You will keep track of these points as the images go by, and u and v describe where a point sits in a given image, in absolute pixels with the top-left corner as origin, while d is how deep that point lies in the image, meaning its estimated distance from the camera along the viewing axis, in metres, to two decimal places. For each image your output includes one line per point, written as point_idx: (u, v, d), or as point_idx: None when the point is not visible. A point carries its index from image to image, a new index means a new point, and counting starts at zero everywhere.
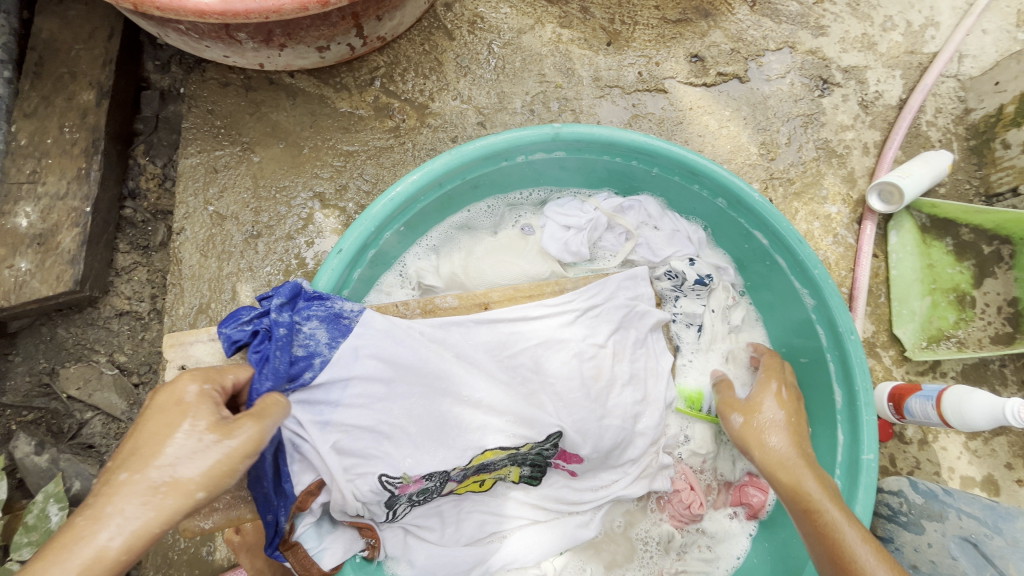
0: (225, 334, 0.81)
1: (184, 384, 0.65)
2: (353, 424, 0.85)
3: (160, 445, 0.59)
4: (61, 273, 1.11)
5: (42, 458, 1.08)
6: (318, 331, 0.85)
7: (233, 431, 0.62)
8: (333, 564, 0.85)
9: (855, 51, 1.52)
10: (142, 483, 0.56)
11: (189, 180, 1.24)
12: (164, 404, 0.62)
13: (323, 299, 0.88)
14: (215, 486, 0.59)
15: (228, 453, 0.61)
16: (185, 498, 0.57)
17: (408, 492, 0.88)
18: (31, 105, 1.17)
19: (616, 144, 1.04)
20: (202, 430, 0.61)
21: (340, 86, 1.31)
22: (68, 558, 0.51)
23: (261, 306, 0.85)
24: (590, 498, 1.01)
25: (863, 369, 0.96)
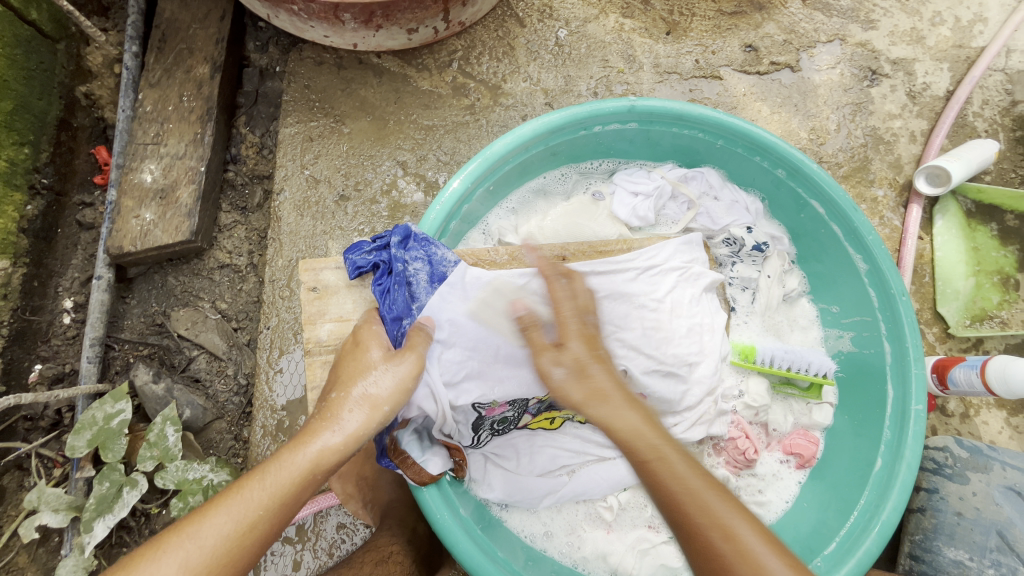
0: (352, 259, 0.95)
1: (363, 329, 0.88)
2: (447, 356, 0.91)
3: (356, 374, 0.82)
4: (179, 224, 1.25)
5: (159, 387, 1.21)
6: (420, 274, 0.94)
7: (399, 359, 0.83)
8: (439, 470, 0.93)
9: (905, 44, 1.59)
10: (351, 398, 0.80)
11: (287, 147, 1.38)
12: (353, 349, 0.86)
13: (428, 244, 0.96)
14: (397, 402, 0.82)
15: (401, 376, 0.82)
16: (381, 409, 0.80)
17: (492, 416, 0.98)
18: (155, 76, 1.31)
19: (685, 118, 1.14)
20: (379, 362, 0.83)
21: (422, 66, 1.44)
22: (314, 448, 0.75)
23: (380, 242, 0.97)
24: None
25: (913, 327, 1.04)
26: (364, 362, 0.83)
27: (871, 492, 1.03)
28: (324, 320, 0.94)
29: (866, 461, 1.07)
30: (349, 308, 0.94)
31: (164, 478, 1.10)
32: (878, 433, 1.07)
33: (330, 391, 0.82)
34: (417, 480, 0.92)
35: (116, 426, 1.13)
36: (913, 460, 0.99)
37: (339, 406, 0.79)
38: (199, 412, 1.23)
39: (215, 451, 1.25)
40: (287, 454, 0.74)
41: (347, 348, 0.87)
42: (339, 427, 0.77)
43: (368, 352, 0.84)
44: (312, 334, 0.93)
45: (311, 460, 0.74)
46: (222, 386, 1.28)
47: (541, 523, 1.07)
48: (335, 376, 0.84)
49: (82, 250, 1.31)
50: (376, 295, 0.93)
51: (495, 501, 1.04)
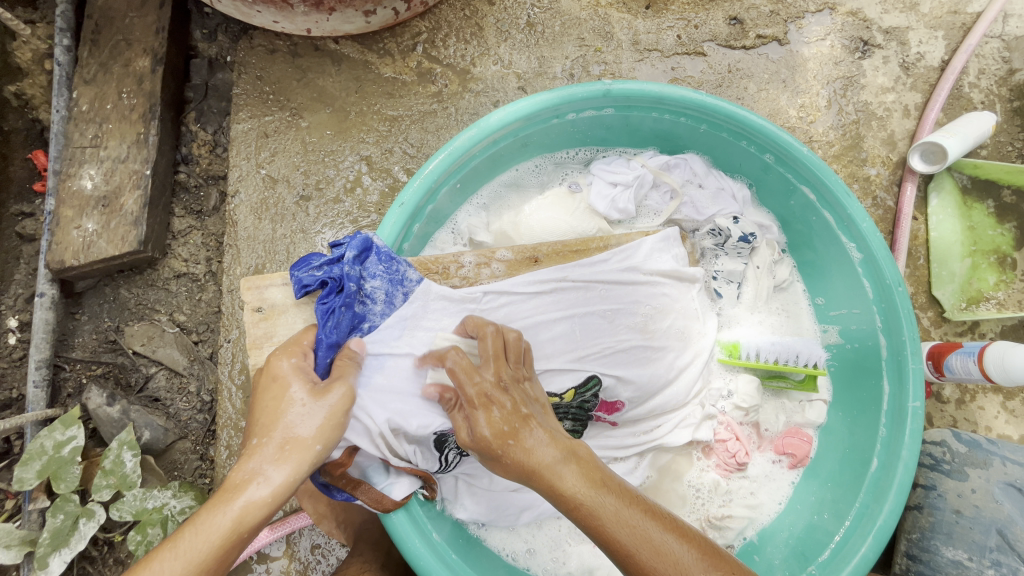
0: (298, 274, 0.86)
1: (277, 363, 0.78)
2: (403, 377, 0.87)
3: (277, 414, 0.73)
4: (125, 233, 1.16)
5: (114, 409, 1.14)
6: (378, 292, 0.88)
7: (327, 394, 0.77)
8: (404, 494, 0.88)
9: (898, 12, 1.50)
10: (273, 445, 0.71)
11: (241, 145, 1.28)
12: (267, 387, 0.76)
13: (390, 260, 0.90)
14: (328, 439, 0.75)
15: (329, 412, 0.76)
16: (310, 449, 0.73)
17: None
18: (90, 72, 1.20)
19: (665, 101, 1.06)
20: (304, 398, 0.75)
21: (383, 51, 1.33)
22: (240, 505, 0.67)
23: (333, 255, 0.88)
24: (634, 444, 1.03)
25: (910, 319, 0.98)
26: (288, 398, 0.75)
27: (867, 493, 0.98)
28: (272, 343, 0.86)
29: (862, 460, 1.02)
30: (301, 328, 0.87)
31: (121, 509, 1.03)
32: (874, 431, 1.01)
33: (249, 435, 0.73)
34: (380, 508, 0.86)
35: (68, 454, 1.06)
36: (911, 461, 0.94)
37: (259, 454, 0.70)
38: (160, 434, 1.16)
39: (180, 473, 1.19)
40: (206, 517, 0.65)
41: (260, 382, 0.77)
42: (260, 477, 0.69)
43: (289, 387, 0.76)
44: (260, 359, 0.86)
45: (236, 517, 0.66)
46: (184, 404, 1.21)
47: (522, 540, 1.02)
48: (251, 417, 0.75)
49: (25, 264, 1.22)
50: (319, 316, 0.84)
51: (471, 521, 1.00)
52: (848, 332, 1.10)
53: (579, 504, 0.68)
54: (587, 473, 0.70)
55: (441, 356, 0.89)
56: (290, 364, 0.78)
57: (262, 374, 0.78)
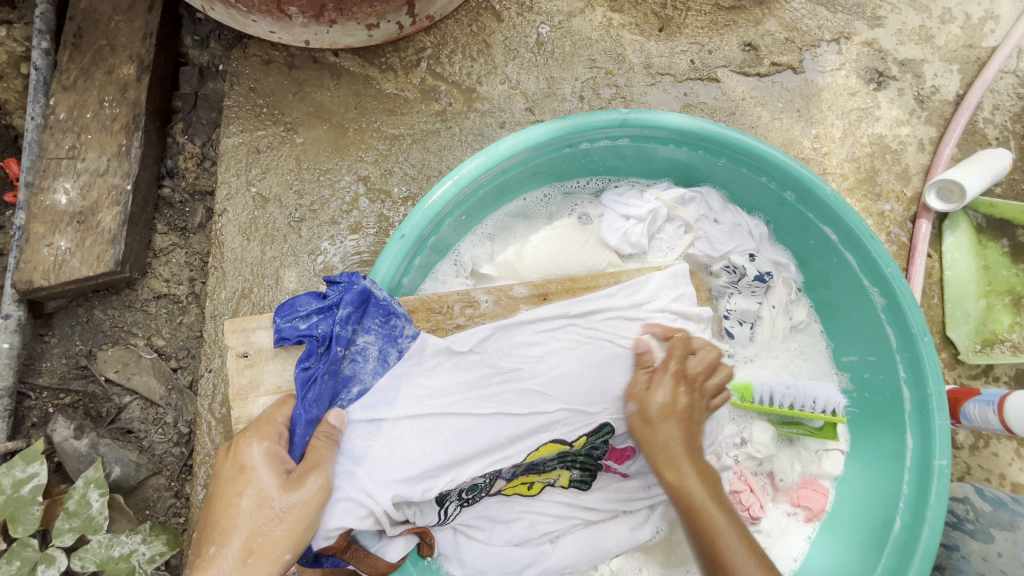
0: (283, 324, 0.79)
1: (247, 449, 0.72)
2: (403, 428, 0.81)
3: (237, 517, 0.69)
4: (102, 253, 1.08)
5: (82, 443, 1.05)
6: (370, 349, 0.82)
7: (302, 485, 0.71)
8: (400, 555, 0.82)
9: (913, 43, 1.46)
10: (232, 555, 0.67)
11: (230, 161, 1.20)
12: (232, 480, 0.71)
13: (387, 313, 0.83)
14: (298, 544, 0.69)
15: (298, 510, 0.70)
16: (275, 558, 0.68)
17: (461, 486, 0.84)
18: (70, 78, 1.12)
19: (684, 133, 1.01)
20: (272, 496, 0.70)
21: (385, 66, 1.27)
22: None
23: (324, 303, 0.81)
24: (643, 495, 0.98)
25: (936, 371, 0.93)
26: (255, 492, 0.70)
27: (889, 556, 0.93)
28: (257, 393, 0.80)
29: (884, 519, 0.96)
30: (289, 375, 0.81)
31: (83, 558, 0.94)
32: (896, 488, 0.96)
33: (206, 542, 0.69)
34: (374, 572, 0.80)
35: (27, 494, 0.97)
36: (937, 524, 0.89)
37: (217, 565, 0.67)
38: (131, 470, 1.08)
39: (152, 512, 1.10)
40: None
41: (225, 471, 0.72)
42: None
43: (255, 480, 0.71)
44: (242, 411, 0.79)
45: None
46: (159, 436, 1.13)
47: None
48: (208, 518, 0.70)
49: None
50: (299, 383, 0.77)
51: None
52: (861, 380, 1.06)
53: (700, 511, 0.80)
54: (718, 495, 0.82)
55: (444, 413, 0.83)
56: (260, 452, 0.72)
57: (225, 459, 0.74)
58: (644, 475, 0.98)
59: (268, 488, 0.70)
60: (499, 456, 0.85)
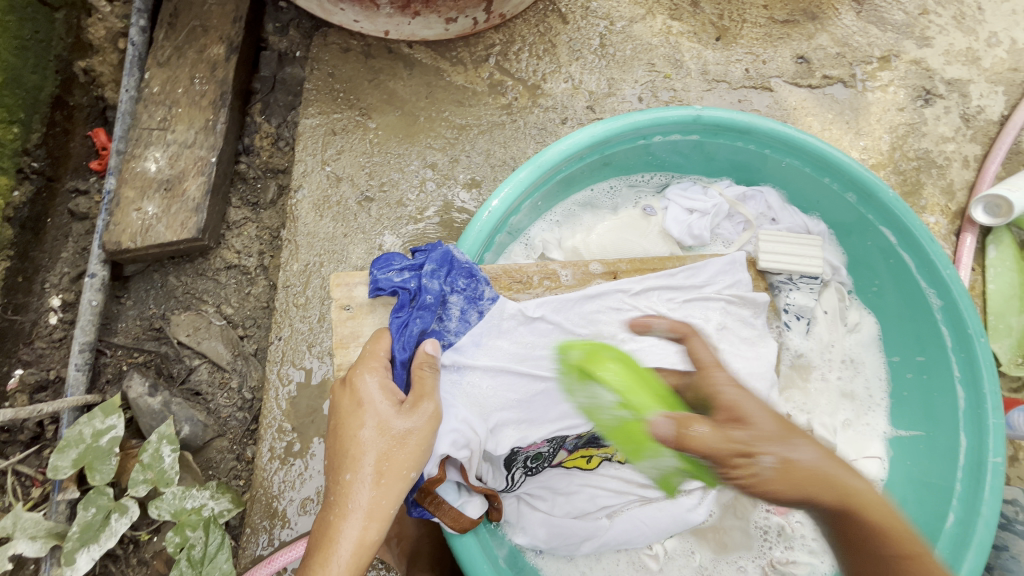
0: (377, 276, 0.85)
1: (361, 380, 0.75)
2: (480, 387, 0.85)
3: (362, 444, 0.71)
4: (185, 220, 1.13)
5: (156, 400, 1.10)
6: (454, 308, 0.86)
7: (418, 411, 0.74)
8: (478, 513, 0.84)
9: (959, 64, 1.48)
10: (362, 478, 0.70)
11: (307, 140, 1.26)
12: (349, 411, 0.74)
13: (471, 276, 0.88)
14: (420, 464, 0.72)
15: (417, 434, 0.73)
16: (403, 477, 0.71)
17: (527, 453, 0.88)
18: (164, 54, 1.18)
19: (753, 132, 1.06)
20: (391, 419, 0.73)
21: (456, 60, 1.33)
22: (339, 552, 0.67)
23: (415, 262, 0.87)
24: (698, 477, 0.99)
25: (992, 371, 0.96)
26: (376, 421, 0.72)
27: (944, 548, 0.95)
28: (357, 343, 0.85)
29: (936, 516, 0.98)
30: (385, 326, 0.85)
31: (158, 507, 0.98)
32: (949, 485, 0.98)
33: (339, 470, 0.71)
34: (456, 527, 0.83)
35: (106, 444, 1.00)
36: (992, 518, 0.91)
37: (356, 490, 0.69)
38: (199, 430, 1.11)
39: (215, 473, 1.13)
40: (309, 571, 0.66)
41: (343, 404, 0.75)
42: (359, 512, 0.69)
43: (375, 409, 0.73)
44: (345, 359, 0.84)
45: (335, 564, 0.66)
46: (225, 400, 1.16)
47: (580, 571, 0.98)
48: (335, 451, 0.73)
49: (73, 243, 1.19)
50: (393, 331, 0.82)
51: (529, 547, 0.96)
52: (903, 379, 1.11)
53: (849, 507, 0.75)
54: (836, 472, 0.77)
55: (517, 376, 0.86)
56: (375, 381, 0.75)
57: (339, 392, 0.76)
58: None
59: (386, 416, 0.73)
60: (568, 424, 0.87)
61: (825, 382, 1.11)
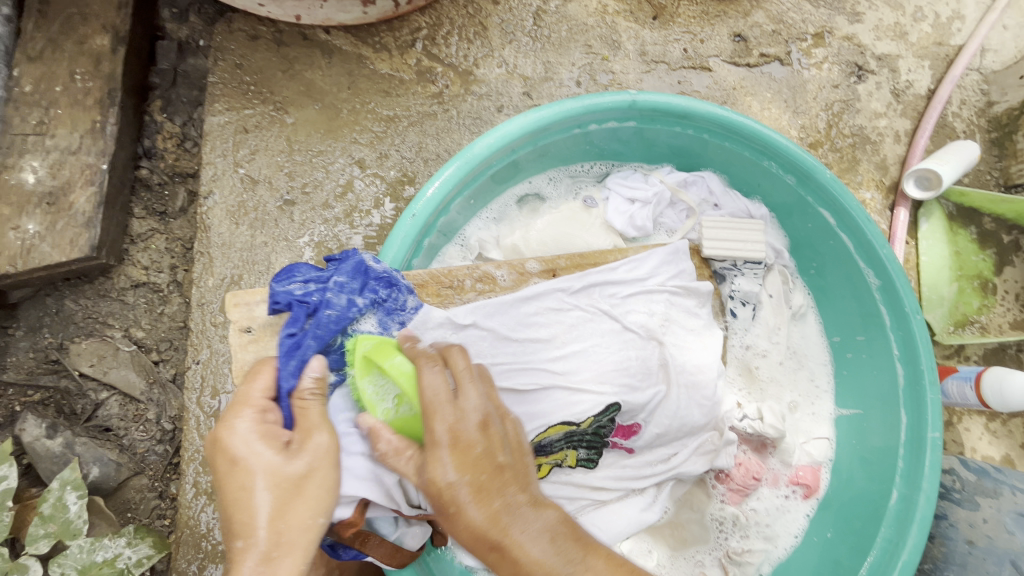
0: (277, 289, 0.77)
1: (232, 431, 0.65)
2: None
3: (249, 503, 0.62)
4: (75, 237, 1.00)
5: (54, 444, 0.99)
6: (367, 324, 0.79)
7: (309, 449, 0.66)
8: (417, 544, 0.80)
9: (888, 40, 1.49)
10: (257, 543, 0.61)
11: (216, 140, 1.14)
12: (227, 469, 0.64)
13: (388, 287, 0.81)
14: (327, 507, 0.66)
15: (315, 474, 0.65)
16: (308, 526, 0.64)
17: None
18: (35, 47, 1.03)
19: (690, 116, 1.03)
20: (279, 468, 0.64)
21: (379, 45, 1.22)
22: None
23: (322, 272, 0.80)
24: (651, 473, 0.97)
25: (928, 347, 0.97)
26: (260, 473, 0.63)
27: (890, 527, 0.95)
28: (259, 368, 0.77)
29: (880, 493, 0.99)
30: None
31: (64, 564, 0.87)
32: (892, 462, 0.99)
33: (229, 539, 0.62)
34: (393, 562, 0.78)
35: None
36: (932, 493, 0.93)
37: (251, 560, 0.60)
38: (111, 470, 1.01)
39: (135, 515, 1.03)
40: None
41: (217, 464, 0.64)
42: None
43: (255, 461, 0.63)
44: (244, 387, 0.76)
45: None
46: (140, 434, 1.06)
47: None
48: (222, 518, 0.63)
49: None
50: (284, 351, 0.73)
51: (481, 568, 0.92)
52: (842, 359, 1.12)
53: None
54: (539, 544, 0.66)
55: None
56: (248, 429, 0.65)
57: (208, 451, 0.65)
58: (651, 452, 0.97)
59: (273, 463, 0.64)
60: None
61: (773, 368, 1.09)
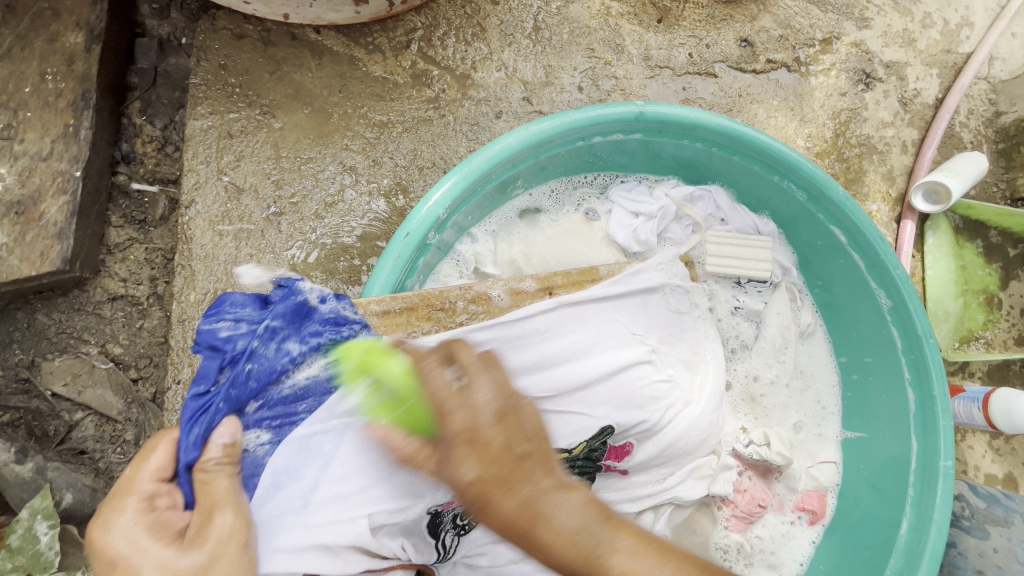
0: (204, 331, 0.71)
1: (105, 530, 0.57)
2: (363, 450, 0.73)
3: None
4: (46, 249, 0.94)
5: (25, 469, 0.93)
6: (307, 374, 0.73)
7: (205, 535, 0.59)
8: None
9: (897, 46, 1.44)
10: None
11: (198, 146, 1.09)
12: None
13: (334, 326, 0.74)
14: None
15: (216, 562, 0.57)
16: None
17: (453, 508, 0.77)
18: (3, 45, 0.96)
19: (699, 128, 0.98)
20: (169, 563, 0.56)
21: (372, 46, 1.16)
22: None
23: (256, 312, 0.73)
24: (647, 496, 0.93)
25: (942, 374, 0.92)
26: (145, 573, 0.55)
27: (898, 560, 0.92)
28: None
29: (888, 523, 0.96)
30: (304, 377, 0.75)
31: None
32: (901, 490, 0.96)
33: None
34: None
35: None
36: (944, 526, 0.89)
37: None
38: (85, 496, 0.95)
39: None
40: None
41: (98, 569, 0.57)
42: None
43: (139, 562, 0.56)
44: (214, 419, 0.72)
45: None
46: (117, 456, 1.01)
47: None
48: None
49: None
50: (190, 413, 0.67)
51: None
52: (849, 380, 1.09)
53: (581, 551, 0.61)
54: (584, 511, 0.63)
55: (405, 433, 0.74)
56: (127, 524, 0.57)
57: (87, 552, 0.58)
58: (648, 472, 0.93)
59: (163, 561, 0.56)
60: None
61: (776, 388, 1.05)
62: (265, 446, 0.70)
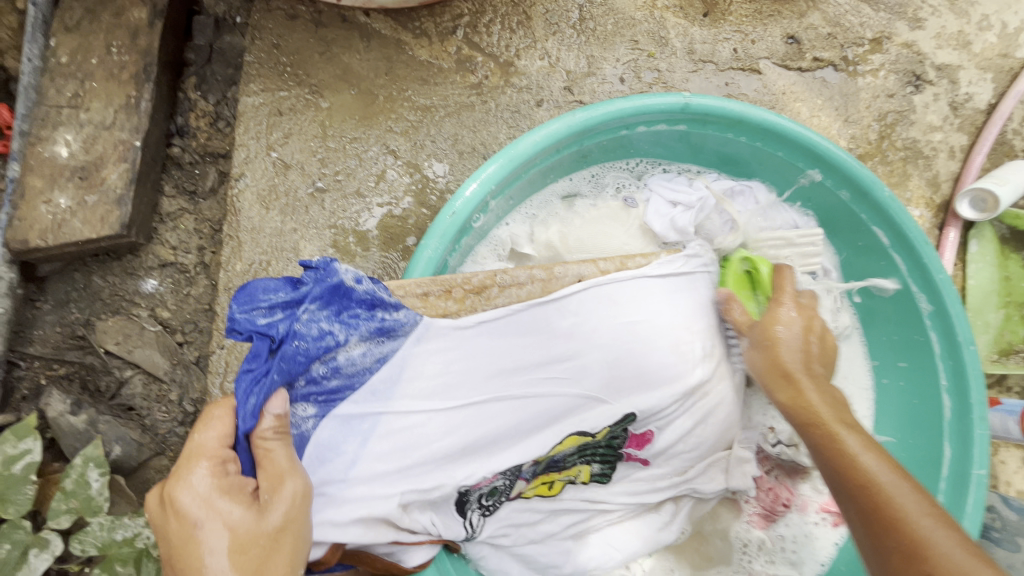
0: (240, 315, 0.71)
1: (182, 490, 0.60)
2: (401, 427, 0.76)
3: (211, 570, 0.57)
4: (106, 214, 0.99)
5: (80, 420, 0.99)
6: (348, 354, 0.74)
7: (278, 494, 0.63)
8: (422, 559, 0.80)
9: (950, 49, 1.40)
10: None
11: (249, 122, 1.12)
12: (181, 536, 0.59)
13: (370, 308, 0.75)
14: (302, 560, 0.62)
15: (293, 518, 0.62)
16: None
17: (479, 489, 0.81)
18: (73, 17, 1.01)
19: (745, 122, 0.98)
20: (244, 519, 0.60)
21: (419, 31, 1.18)
22: None
23: (292, 295, 0.72)
24: (664, 486, 0.93)
25: (981, 382, 0.92)
26: (218, 533, 0.58)
27: None
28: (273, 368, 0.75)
29: None
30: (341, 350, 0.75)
31: (82, 542, 0.87)
32: (930, 494, 0.96)
33: None
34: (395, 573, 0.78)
35: (20, 472, 0.88)
36: (973, 533, 0.89)
37: None
38: (132, 449, 1.02)
39: None
40: None
41: (173, 531, 0.59)
42: None
43: (219, 517, 0.59)
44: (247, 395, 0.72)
45: None
46: (162, 414, 1.06)
47: None
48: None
49: None
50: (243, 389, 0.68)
51: None
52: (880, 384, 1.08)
53: None
54: None
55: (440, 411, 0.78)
56: (208, 481, 0.61)
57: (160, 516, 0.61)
58: (668, 462, 0.91)
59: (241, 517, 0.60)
60: (515, 454, 0.81)
61: None
62: (310, 420, 0.73)
